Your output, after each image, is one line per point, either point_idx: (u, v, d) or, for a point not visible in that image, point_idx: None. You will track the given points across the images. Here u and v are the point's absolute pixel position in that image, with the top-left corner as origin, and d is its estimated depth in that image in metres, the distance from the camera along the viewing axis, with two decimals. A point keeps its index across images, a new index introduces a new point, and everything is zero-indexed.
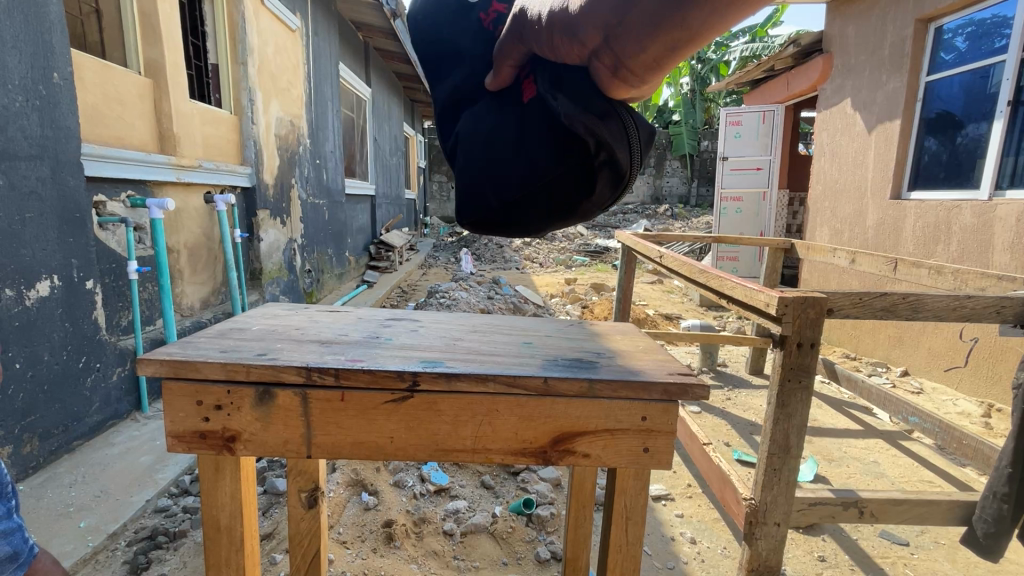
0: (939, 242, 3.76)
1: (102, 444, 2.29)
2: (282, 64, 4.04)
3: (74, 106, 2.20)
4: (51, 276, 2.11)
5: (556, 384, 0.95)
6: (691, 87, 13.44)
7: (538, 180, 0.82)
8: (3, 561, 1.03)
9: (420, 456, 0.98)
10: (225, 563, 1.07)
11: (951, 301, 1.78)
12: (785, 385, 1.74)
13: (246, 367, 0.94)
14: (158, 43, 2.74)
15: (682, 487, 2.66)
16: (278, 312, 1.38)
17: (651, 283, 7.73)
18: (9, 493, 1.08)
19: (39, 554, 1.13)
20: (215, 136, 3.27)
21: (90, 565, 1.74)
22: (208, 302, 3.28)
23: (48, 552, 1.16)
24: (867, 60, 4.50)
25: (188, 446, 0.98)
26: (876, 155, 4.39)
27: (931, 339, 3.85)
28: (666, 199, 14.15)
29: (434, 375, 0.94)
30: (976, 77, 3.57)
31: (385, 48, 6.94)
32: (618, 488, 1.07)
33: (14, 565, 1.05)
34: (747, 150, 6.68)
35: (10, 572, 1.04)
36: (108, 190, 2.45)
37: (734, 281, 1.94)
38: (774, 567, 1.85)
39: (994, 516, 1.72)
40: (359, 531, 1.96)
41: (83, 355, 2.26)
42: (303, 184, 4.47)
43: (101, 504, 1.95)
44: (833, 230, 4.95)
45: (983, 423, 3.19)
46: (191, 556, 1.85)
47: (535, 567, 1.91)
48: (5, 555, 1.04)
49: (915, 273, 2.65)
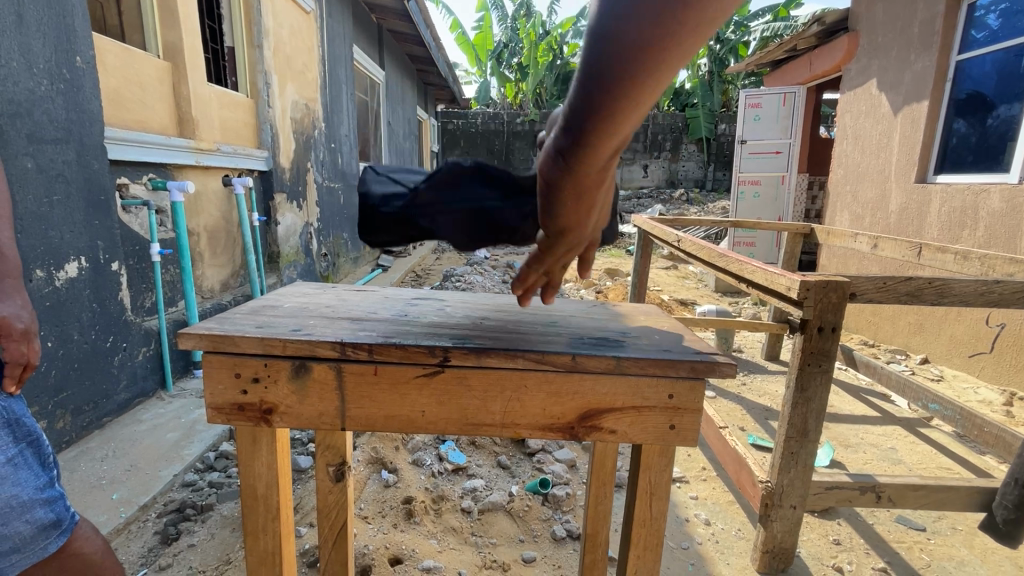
0: (965, 227, 3.67)
1: (131, 421, 2.37)
2: (297, 47, 4.04)
3: (96, 90, 2.23)
4: (79, 258, 2.16)
5: (585, 360, 0.96)
6: (710, 68, 13.18)
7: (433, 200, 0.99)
8: (48, 527, 1.09)
9: (451, 430, 1.01)
10: (262, 530, 1.11)
11: (978, 286, 1.74)
12: (805, 369, 1.73)
13: (282, 342, 0.96)
14: (177, 27, 2.76)
15: (697, 469, 2.67)
16: (304, 291, 1.41)
17: (666, 269, 7.66)
18: (51, 463, 1.13)
19: (80, 521, 1.19)
20: (232, 120, 3.29)
21: (123, 535, 1.82)
22: (228, 283, 3.34)
23: (88, 520, 1.21)
24: (896, 38, 4.36)
25: (226, 417, 1.01)
26: (901, 138, 4.28)
27: (953, 326, 3.78)
28: (681, 184, 13.92)
29: (466, 351, 0.95)
30: (1010, 55, 3.44)
31: (398, 30, 6.88)
32: (642, 464, 1.09)
33: (57, 531, 1.11)
34: (766, 133, 6.55)
35: (53, 538, 1.10)
36: (131, 174, 2.50)
37: (755, 265, 1.93)
38: (789, 548, 1.88)
39: (1015, 502, 1.71)
40: (380, 506, 2.02)
41: (110, 335, 2.32)
42: (318, 168, 4.49)
43: (131, 478, 2.03)
44: (855, 215, 4.85)
45: (1004, 412, 3.15)
46: (219, 528, 1.90)
47: (551, 543, 1.94)
48: (49, 521, 1.09)
49: (939, 259, 2.60)
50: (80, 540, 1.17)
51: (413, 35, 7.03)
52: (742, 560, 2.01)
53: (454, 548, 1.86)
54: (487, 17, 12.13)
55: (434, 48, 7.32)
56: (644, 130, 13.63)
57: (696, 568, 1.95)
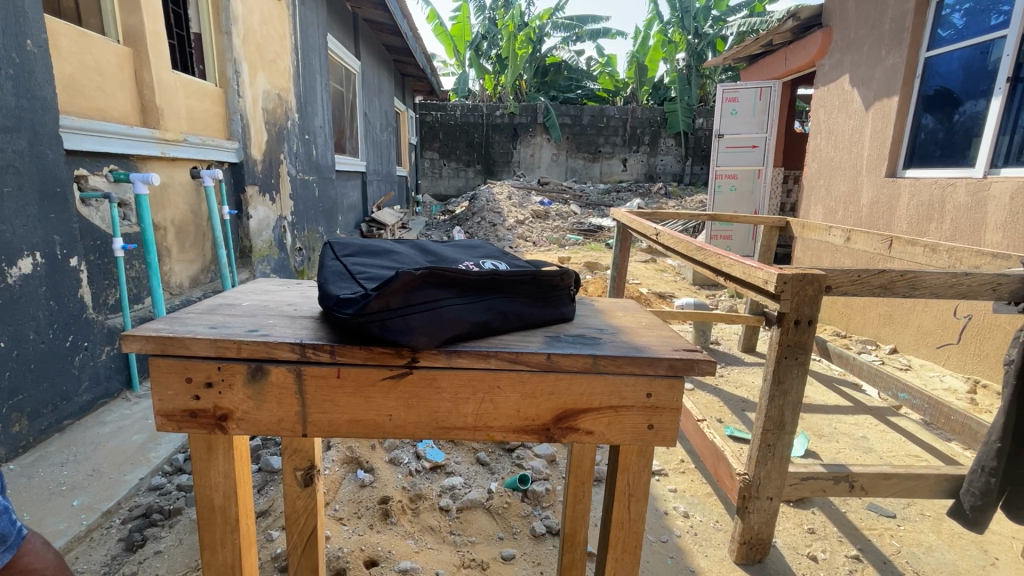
0: (932, 220, 3.75)
1: (93, 423, 2.25)
2: (268, 34, 3.89)
3: (49, 75, 2.10)
4: (33, 254, 2.04)
5: (560, 359, 0.93)
6: (687, 63, 13.27)
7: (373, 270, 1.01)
8: None
9: (420, 434, 0.97)
10: (220, 542, 1.06)
11: (949, 278, 1.76)
12: (782, 362, 1.73)
13: (237, 344, 0.91)
14: (137, 11, 2.62)
15: (675, 462, 2.69)
16: (270, 288, 1.34)
17: (645, 262, 7.70)
18: None
19: (28, 535, 1.07)
20: (200, 110, 3.16)
21: (85, 543, 1.72)
22: (197, 280, 3.21)
23: (38, 534, 1.09)
24: (868, 34, 4.42)
25: (178, 425, 0.96)
26: (872, 133, 4.36)
27: (921, 317, 3.88)
28: (659, 177, 14.02)
29: (435, 351, 0.91)
30: (977, 52, 3.51)
31: (374, 19, 6.71)
32: (621, 465, 1.07)
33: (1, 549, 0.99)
34: (743, 128, 6.61)
35: None
36: (90, 164, 2.36)
37: (732, 258, 1.92)
38: (766, 539, 1.89)
39: (981, 489, 1.74)
40: (356, 507, 1.96)
41: (69, 334, 2.20)
42: (292, 160, 4.35)
43: (94, 483, 1.93)
44: (828, 209, 4.93)
45: (969, 399, 3.24)
46: (187, 533, 1.81)
47: (531, 540, 1.92)
48: None
49: (910, 252, 2.65)
50: (28, 556, 1.04)
51: (389, 25, 6.87)
52: (720, 551, 2.02)
53: (432, 548, 1.81)
54: (465, 8, 11.95)
55: (411, 38, 7.17)
56: (623, 124, 13.66)
57: (675, 561, 1.95)
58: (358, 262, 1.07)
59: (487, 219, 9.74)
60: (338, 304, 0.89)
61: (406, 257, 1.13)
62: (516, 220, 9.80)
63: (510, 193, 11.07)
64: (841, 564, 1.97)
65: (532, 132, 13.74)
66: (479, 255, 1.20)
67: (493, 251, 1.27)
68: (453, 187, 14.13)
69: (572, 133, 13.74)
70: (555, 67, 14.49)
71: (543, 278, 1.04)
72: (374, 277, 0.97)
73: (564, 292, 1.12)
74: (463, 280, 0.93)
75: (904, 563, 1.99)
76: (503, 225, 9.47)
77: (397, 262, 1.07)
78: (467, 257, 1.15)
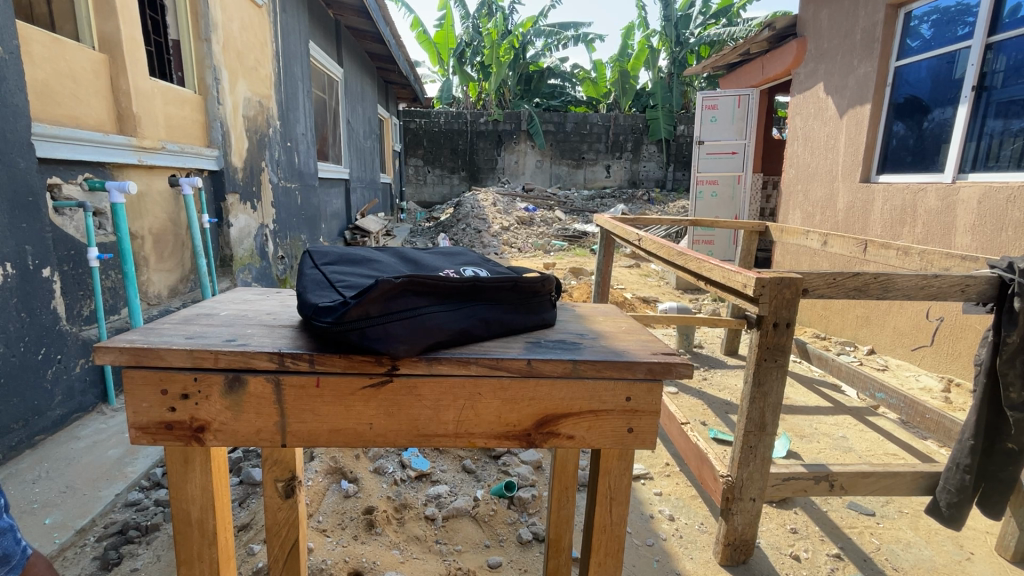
0: (905, 224, 3.85)
1: (66, 438, 2.19)
2: (249, 41, 3.85)
3: (20, 81, 2.04)
4: (4, 265, 1.98)
5: (540, 365, 0.93)
6: (669, 70, 13.47)
7: (344, 280, 0.99)
8: None
9: (401, 441, 0.96)
10: (197, 557, 1.04)
11: (921, 281, 1.79)
12: (763, 364, 1.76)
13: (214, 354, 0.90)
14: (113, 16, 2.57)
15: (660, 465, 2.71)
16: (249, 296, 1.33)
17: (628, 267, 7.78)
18: None
19: (33, 556, 1.00)
20: (179, 117, 3.12)
21: (59, 562, 1.67)
22: (176, 289, 3.15)
23: (42, 555, 1.03)
24: (840, 44, 4.55)
25: (154, 437, 0.94)
26: (846, 140, 4.47)
27: (896, 318, 3.98)
28: (643, 183, 14.18)
29: (415, 358, 0.91)
30: (943, 62, 3.64)
31: (356, 26, 6.69)
32: (602, 468, 1.08)
33: (6, 569, 0.93)
34: (722, 134, 6.71)
35: None
36: (64, 172, 2.31)
37: (712, 263, 1.95)
38: (749, 539, 1.91)
39: (956, 486, 1.78)
40: (339, 519, 1.94)
41: (42, 346, 2.15)
42: (273, 167, 4.30)
43: (67, 500, 1.87)
44: (806, 213, 5.05)
45: (943, 397, 3.34)
46: (165, 549, 1.77)
47: (518, 547, 1.91)
48: None
49: (884, 254, 2.71)
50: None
51: (371, 32, 6.86)
52: (705, 554, 2.03)
53: (417, 558, 1.79)
54: (448, 16, 11.99)
55: (394, 46, 7.17)
56: (606, 131, 13.82)
57: (661, 563, 1.96)
58: (338, 271, 1.06)
59: (472, 226, 9.74)
60: (317, 312, 0.89)
61: (386, 264, 1.12)
62: (501, 227, 9.84)
63: (495, 199, 11.08)
64: (822, 563, 2.00)
65: (515, 139, 13.83)
66: (459, 261, 1.21)
67: (475, 258, 1.28)
68: (438, 194, 14.15)
69: (556, 141, 13.87)
70: (539, 74, 14.60)
71: (524, 285, 1.05)
72: (353, 285, 0.96)
73: (545, 297, 1.13)
74: (439, 287, 0.93)
75: (884, 560, 2.03)
76: (488, 232, 9.49)
77: (376, 270, 1.07)
78: (448, 264, 1.16)
